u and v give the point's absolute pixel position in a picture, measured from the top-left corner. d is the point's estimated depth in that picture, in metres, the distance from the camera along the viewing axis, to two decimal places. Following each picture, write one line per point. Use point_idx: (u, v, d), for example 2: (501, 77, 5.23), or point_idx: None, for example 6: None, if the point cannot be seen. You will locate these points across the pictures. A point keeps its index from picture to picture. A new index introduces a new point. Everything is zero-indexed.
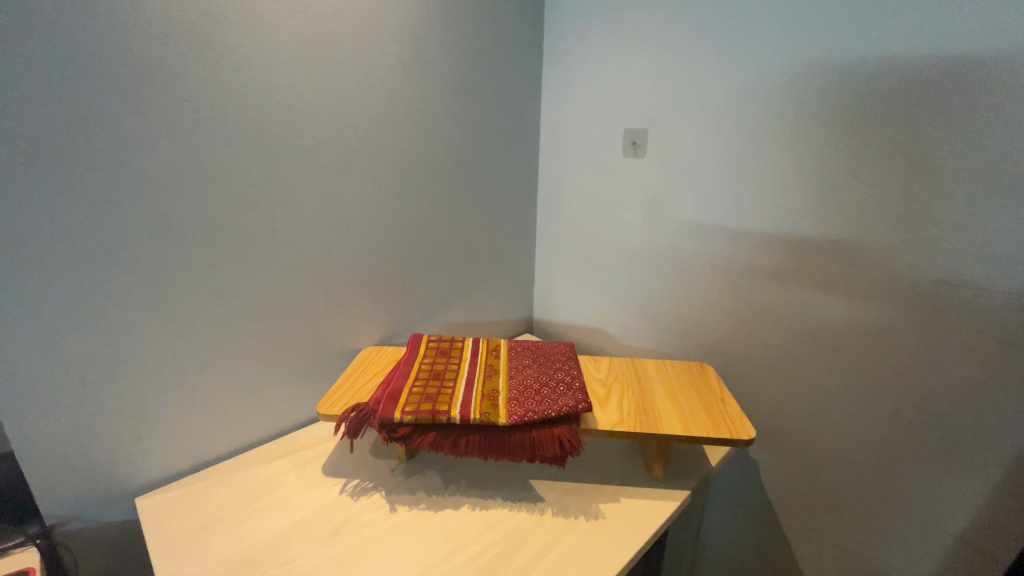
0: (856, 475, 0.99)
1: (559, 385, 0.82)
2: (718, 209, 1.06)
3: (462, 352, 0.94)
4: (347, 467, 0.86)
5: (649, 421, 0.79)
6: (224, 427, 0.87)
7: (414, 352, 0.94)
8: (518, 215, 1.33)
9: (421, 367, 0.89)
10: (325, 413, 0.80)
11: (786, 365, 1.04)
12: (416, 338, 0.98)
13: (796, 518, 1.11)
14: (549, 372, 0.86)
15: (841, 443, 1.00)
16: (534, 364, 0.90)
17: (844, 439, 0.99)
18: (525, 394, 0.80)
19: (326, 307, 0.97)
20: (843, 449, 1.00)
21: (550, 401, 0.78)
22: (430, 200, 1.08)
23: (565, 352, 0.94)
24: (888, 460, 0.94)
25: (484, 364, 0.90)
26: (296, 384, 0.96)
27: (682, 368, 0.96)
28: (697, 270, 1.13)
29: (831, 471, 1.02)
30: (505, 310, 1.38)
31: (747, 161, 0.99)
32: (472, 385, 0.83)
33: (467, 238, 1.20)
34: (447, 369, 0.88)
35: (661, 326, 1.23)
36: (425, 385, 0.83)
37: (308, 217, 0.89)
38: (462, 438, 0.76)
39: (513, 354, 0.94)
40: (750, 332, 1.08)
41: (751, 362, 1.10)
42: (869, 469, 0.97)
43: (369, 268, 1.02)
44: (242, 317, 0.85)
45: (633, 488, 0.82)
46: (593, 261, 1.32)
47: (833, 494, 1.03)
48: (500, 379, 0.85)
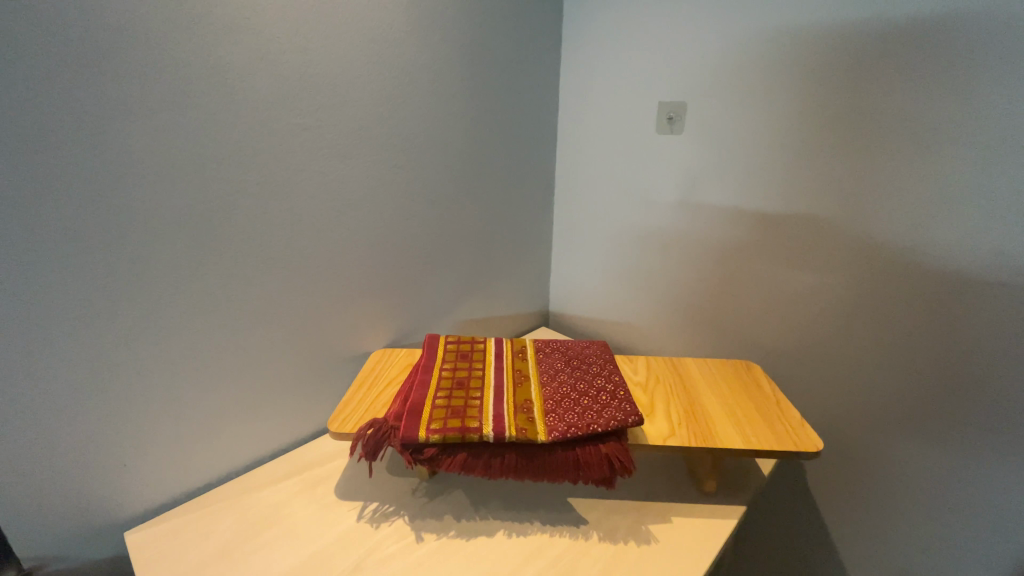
0: (912, 491, 0.89)
1: (601, 394, 0.73)
2: (755, 195, 0.94)
3: (485, 355, 0.85)
4: (363, 488, 0.77)
5: (703, 433, 0.71)
6: (219, 447, 0.78)
7: (432, 357, 0.84)
8: (531, 202, 1.21)
9: (441, 375, 0.80)
10: (337, 431, 0.71)
11: (830, 369, 0.94)
12: (432, 339, 0.88)
13: (840, 539, 1.01)
14: (586, 377, 0.78)
15: (895, 453, 0.89)
16: (569, 368, 0.81)
17: (898, 449, 0.88)
18: (565, 406, 0.71)
19: (329, 309, 0.86)
20: (897, 460, 0.89)
21: (595, 414, 0.69)
22: (441, 185, 0.97)
23: (600, 353, 0.84)
24: (951, 474, 0.83)
25: (512, 370, 0.81)
26: (299, 395, 0.86)
27: (726, 367, 0.88)
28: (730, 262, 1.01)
29: (885, 490, 0.92)
30: (519, 304, 1.28)
31: (791, 137, 0.87)
32: (503, 395, 0.74)
33: (480, 228, 1.09)
34: (471, 377, 0.79)
35: (688, 323, 1.12)
36: (450, 396, 0.74)
37: (303, 209, 0.78)
38: (496, 457, 0.67)
39: (542, 357, 0.85)
40: (788, 332, 0.98)
41: (788, 365, 0.99)
42: (930, 485, 0.86)
43: (374, 264, 0.91)
44: (234, 324, 0.75)
45: (683, 505, 0.74)
46: (613, 251, 1.20)
47: (885, 508, 0.93)
48: (533, 387, 0.76)
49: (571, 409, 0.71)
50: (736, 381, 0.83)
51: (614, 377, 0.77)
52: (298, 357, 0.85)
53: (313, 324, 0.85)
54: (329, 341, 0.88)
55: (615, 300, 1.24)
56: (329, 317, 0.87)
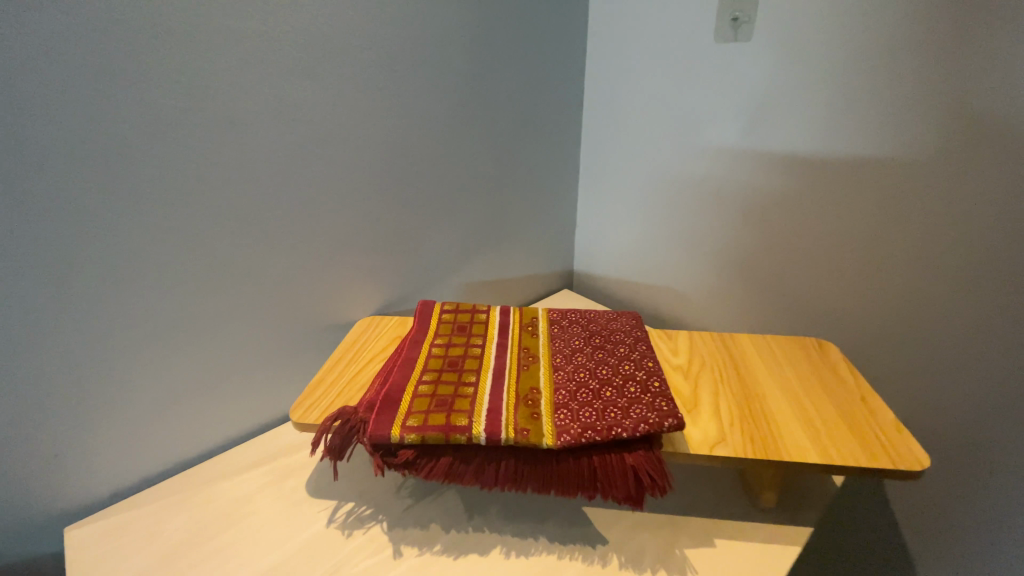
0: None
1: (628, 382, 0.56)
2: (862, 120, 0.68)
3: (486, 329, 0.69)
4: (338, 484, 0.65)
5: (763, 441, 0.54)
6: (178, 431, 0.67)
7: (421, 330, 0.69)
8: (553, 139, 1.00)
9: (430, 353, 0.65)
10: (299, 421, 0.57)
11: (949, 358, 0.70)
12: (424, 307, 0.73)
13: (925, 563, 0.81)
14: (611, 359, 0.61)
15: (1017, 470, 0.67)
16: (589, 348, 0.64)
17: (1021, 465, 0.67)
18: (581, 399, 0.55)
19: (298, 270, 0.71)
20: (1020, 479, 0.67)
21: (619, 412, 0.53)
22: (438, 116, 0.78)
23: (630, 328, 0.67)
24: None
25: (518, 350, 0.65)
26: (271, 369, 0.73)
27: (792, 348, 0.69)
28: (809, 214, 0.78)
29: (1003, 515, 0.70)
30: (541, 262, 1.09)
31: (928, 30, 0.60)
32: (503, 382, 0.59)
33: (489, 171, 0.90)
34: (467, 357, 0.64)
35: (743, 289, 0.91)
36: (437, 382, 0.59)
37: (255, 143, 0.61)
38: (489, 464, 0.52)
39: (557, 333, 0.68)
40: (890, 309, 0.74)
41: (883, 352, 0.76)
42: None
43: (357, 215, 0.74)
44: (180, 289, 0.61)
45: (730, 523, 0.58)
46: (651, 200, 0.98)
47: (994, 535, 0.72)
48: (542, 372, 0.61)
49: (589, 404, 0.54)
50: (806, 368, 0.65)
51: (647, 361, 0.59)
52: (266, 327, 0.71)
53: (281, 288, 0.70)
54: (303, 307, 0.74)
55: (652, 260, 1.03)
56: (302, 278, 0.72)
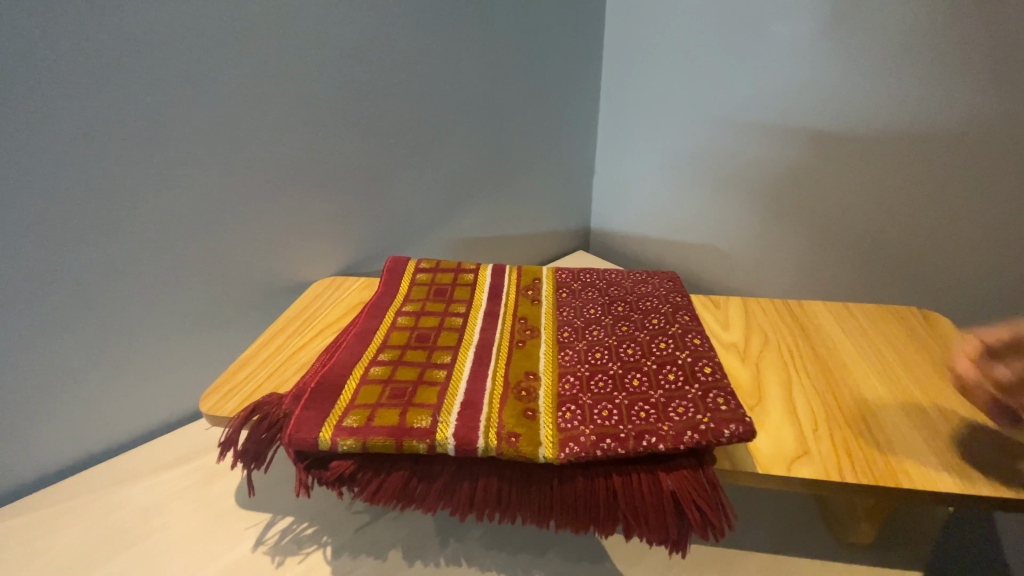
0: None
1: (665, 367, 0.39)
2: None
3: (472, 293, 0.52)
4: (277, 493, 0.50)
5: (865, 457, 0.37)
6: (71, 423, 0.51)
7: (388, 293, 0.53)
8: (567, 60, 0.78)
9: (396, 322, 0.48)
10: (210, 413, 0.43)
11: None
12: (395, 265, 0.56)
13: None
14: (640, 335, 0.43)
15: None
16: (611, 319, 0.47)
17: None
18: (597, 391, 0.38)
19: (226, 216, 0.53)
20: None
21: (653, 411, 0.36)
22: (412, 15, 0.58)
23: (665, 293, 0.49)
24: None
25: (513, 321, 0.48)
26: (198, 346, 0.57)
27: (889, 324, 0.51)
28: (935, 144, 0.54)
29: None
30: (551, 218, 0.90)
31: None
32: (488, 363, 0.42)
33: (483, 97, 0.70)
34: (443, 329, 0.47)
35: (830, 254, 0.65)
36: (398, 363, 0.42)
37: (141, 27, 0.43)
38: (462, 483, 0.36)
39: (567, 301, 0.51)
40: None
41: None
42: None
43: (304, 145, 0.56)
44: (48, 235, 0.44)
45: (803, 566, 0.41)
46: (692, 138, 0.75)
47: None
48: (545, 352, 0.44)
49: (610, 399, 0.37)
50: (912, 350, 0.47)
51: (692, 337, 0.42)
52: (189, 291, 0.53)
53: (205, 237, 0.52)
54: (240, 265, 0.56)
55: (686, 219, 0.81)
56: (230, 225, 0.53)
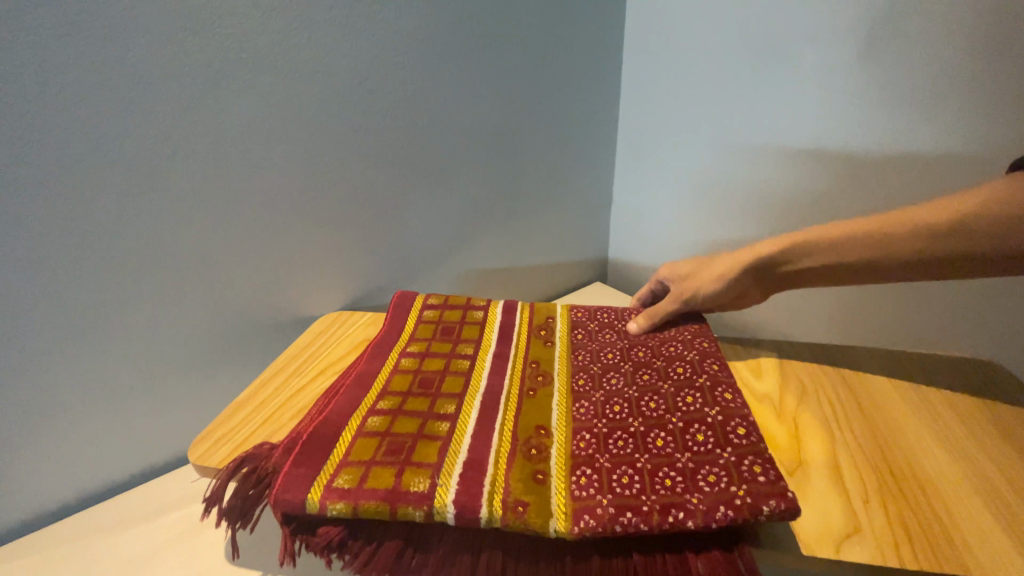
0: None
1: (693, 427, 0.35)
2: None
3: (481, 332, 0.49)
4: (268, 548, 0.46)
5: (929, 537, 0.32)
6: (63, 465, 0.49)
7: (392, 331, 0.50)
8: (585, 86, 0.76)
9: (398, 365, 0.45)
10: (198, 462, 0.41)
11: None
12: (402, 300, 0.53)
13: None
14: (663, 386, 0.39)
15: None
16: (631, 366, 0.43)
17: None
18: (617, 452, 0.34)
19: (232, 250, 0.52)
20: None
21: (680, 478, 0.32)
22: (428, 51, 0.58)
23: (690, 338, 0.45)
24: None
25: (525, 365, 0.45)
26: (198, 384, 0.55)
27: (939, 376, 0.46)
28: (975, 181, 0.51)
29: None
30: (567, 250, 0.87)
31: None
32: (496, 415, 0.39)
33: (496, 124, 0.68)
34: (448, 374, 0.44)
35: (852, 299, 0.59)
36: (397, 412, 0.39)
37: (151, 61, 0.42)
38: (462, 557, 0.32)
39: (582, 343, 0.47)
40: None
41: None
42: None
43: (314, 179, 0.55)
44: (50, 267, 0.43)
45: None
46: (714, 168, 0.72)
47: None
48: (558, 403, 0.40)
49: (631, 462, 0.33)
50: (967, 406, 0.42)
51: (723, 391, 0.38)
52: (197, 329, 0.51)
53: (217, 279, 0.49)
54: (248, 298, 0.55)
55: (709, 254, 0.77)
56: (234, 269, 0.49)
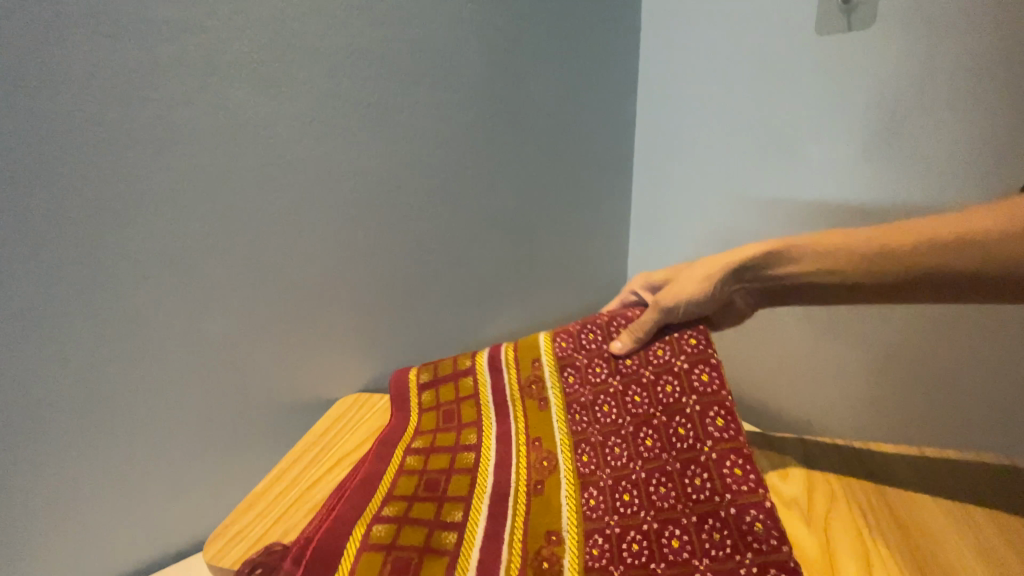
0: None
1: (705, 526, 0.34)
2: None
3: (481, 418, 0.47)
4: None
5: None
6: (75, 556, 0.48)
7: (395, 422, 0.49)
8: (596, 162, 0.78)
9: (401, 465, 0.44)
10: (211, 564, 0.40)
11: None
12: (401, 385, 0.51)
13: None
14: (669, 463, 0.38)
15: None
16: (631, 429, 0.41)
17: None
18: (636, 544, 0.35)
19: (259, 335, 0.53)
20: None
21: (698, 559, 0.33)
22: (457, 150, 0.62)
23: (686, 371, 0.40)
24: None
25: (526, 450, 0.44)
26: (216, 467, 0.54)
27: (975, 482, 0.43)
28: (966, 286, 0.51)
29: None
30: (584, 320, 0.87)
31: None
32: (502, 506, 0.39)
33: (508, 204, 0.70)
34: (454, 471, 0.43)
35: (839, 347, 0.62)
36: (404, 520, 0.39)
37: (196, 162, 0.44)
38: None
39: (574, 392, 0.44)
40: None
41: None
42: None
43: (340, 271, 0.57)
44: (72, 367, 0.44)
45: None
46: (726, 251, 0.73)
47: None
48: (565, 492, 0.40)
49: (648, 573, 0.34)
50: (998, 511, 0.40)
51: (732, 459, 0.36)
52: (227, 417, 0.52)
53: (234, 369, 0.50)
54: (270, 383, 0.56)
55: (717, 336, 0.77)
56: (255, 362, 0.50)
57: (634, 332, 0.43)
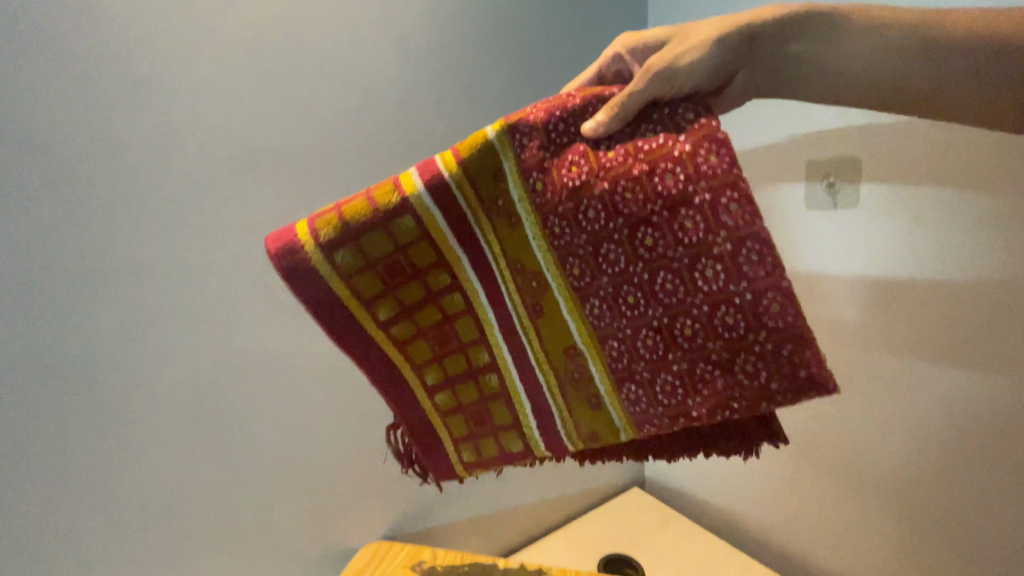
0: None
1: (721, 317, 0.20)
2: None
3: (437, 248, 0.25)
4: None
5: None
6: None
7: (324, 322, 0.25)
8: None
9: (398, 346, 0.27)
10: None
11: None
12: (290, 260, 0.24)
13: None
14: (678, 270, 0.20)
15: None
16: (622, 230, 0.21)
17: None
18: (648, 376, 0.22)
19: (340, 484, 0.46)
20: None
21: (708, 382, 0.21)
22: None
23: (680, 153, 0.20)
24: None
25: (510, 272, 0.25)
26: None
27: None
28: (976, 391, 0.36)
29: None
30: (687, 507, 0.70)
31: None
32: (534, 374, 0.26)
33: None
34: (455, 321, 0.26)
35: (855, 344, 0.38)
36: (447, 378, 0.27)
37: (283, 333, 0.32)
38: None
39: (546, 207, 0.22)
40: None
41: None
42: None
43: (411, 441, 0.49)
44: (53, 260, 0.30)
45: None
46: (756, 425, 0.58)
47: None
48: (570, 318, 0.24)
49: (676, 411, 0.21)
50: None
51: (728, 203, 0.19)
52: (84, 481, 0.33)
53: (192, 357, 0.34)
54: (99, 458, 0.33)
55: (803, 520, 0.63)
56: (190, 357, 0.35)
57: (611, 109, 0.21)
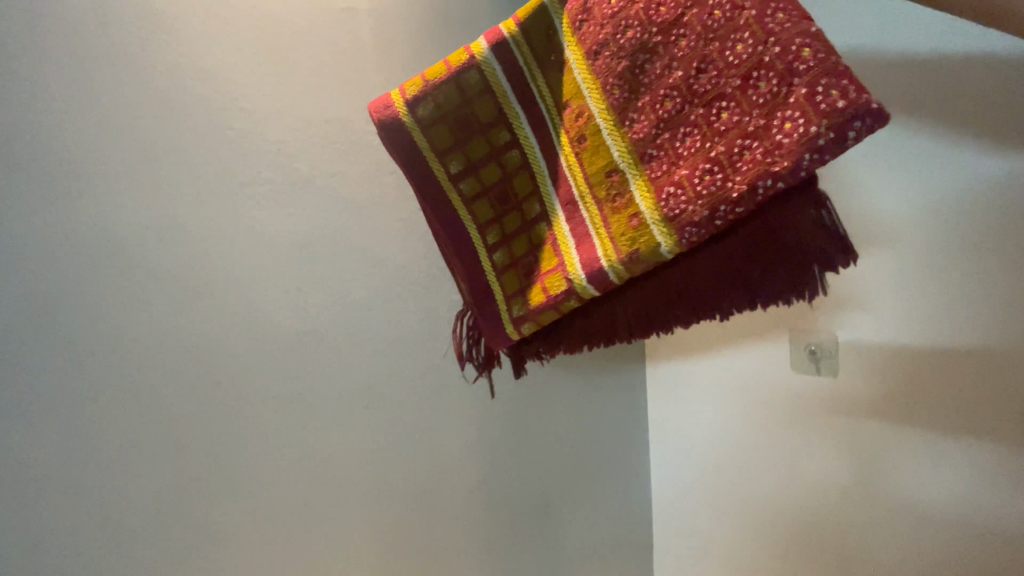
0: None
1: (755, 84, 0.20)
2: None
3: (502, 106, 0.28)
4: None
5: None
6: None
7: (408, 173, 0.29)
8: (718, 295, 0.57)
9: (465, 201, 0.29)
10: None
11: None
12: (385, 113, 0.28)
13: None
14: (711, 53, 0.21)
15: None
16: (655, 38, 0.23)
17: None
18: (687, 172, 0.22)
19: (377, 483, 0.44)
20: None
21: (746, 155, 0.20)
22: None
23: None
24: None
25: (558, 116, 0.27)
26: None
27: None
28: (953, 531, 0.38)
29: None
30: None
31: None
32: (577, 211, 0.26)
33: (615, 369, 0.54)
34: (515, 177, 0.28)
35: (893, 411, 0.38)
36: (506, 236, 0.29)
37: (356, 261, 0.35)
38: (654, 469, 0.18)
39: (589, 43, 0.25)
40: None
41: None
42: None
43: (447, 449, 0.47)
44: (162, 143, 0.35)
45: None
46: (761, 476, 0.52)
47: None
48: (609, 139, 0.24)
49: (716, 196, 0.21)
50: None
51: None
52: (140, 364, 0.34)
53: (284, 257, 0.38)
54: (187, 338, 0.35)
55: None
56: (277, 262, 0.38)
57: None
